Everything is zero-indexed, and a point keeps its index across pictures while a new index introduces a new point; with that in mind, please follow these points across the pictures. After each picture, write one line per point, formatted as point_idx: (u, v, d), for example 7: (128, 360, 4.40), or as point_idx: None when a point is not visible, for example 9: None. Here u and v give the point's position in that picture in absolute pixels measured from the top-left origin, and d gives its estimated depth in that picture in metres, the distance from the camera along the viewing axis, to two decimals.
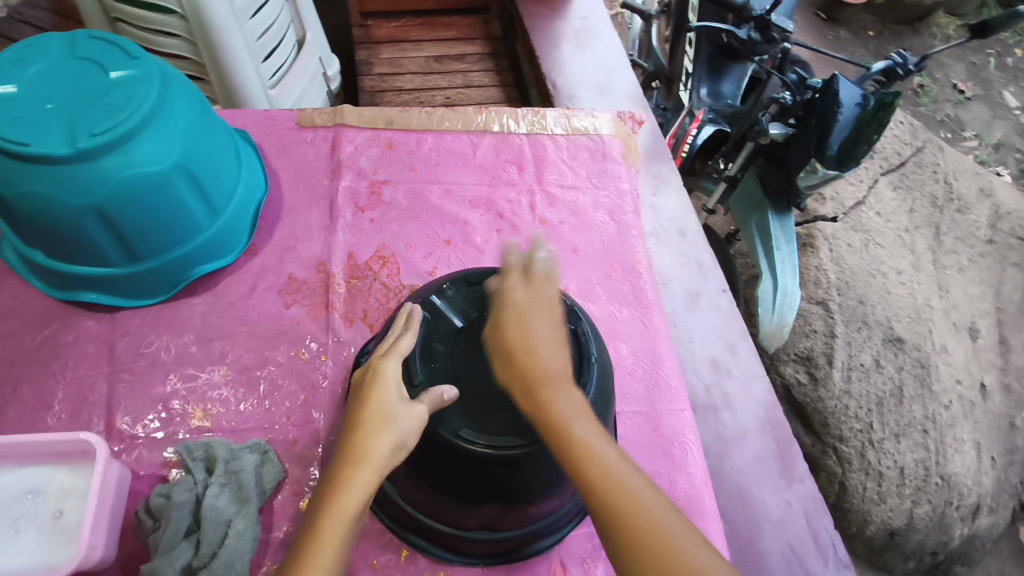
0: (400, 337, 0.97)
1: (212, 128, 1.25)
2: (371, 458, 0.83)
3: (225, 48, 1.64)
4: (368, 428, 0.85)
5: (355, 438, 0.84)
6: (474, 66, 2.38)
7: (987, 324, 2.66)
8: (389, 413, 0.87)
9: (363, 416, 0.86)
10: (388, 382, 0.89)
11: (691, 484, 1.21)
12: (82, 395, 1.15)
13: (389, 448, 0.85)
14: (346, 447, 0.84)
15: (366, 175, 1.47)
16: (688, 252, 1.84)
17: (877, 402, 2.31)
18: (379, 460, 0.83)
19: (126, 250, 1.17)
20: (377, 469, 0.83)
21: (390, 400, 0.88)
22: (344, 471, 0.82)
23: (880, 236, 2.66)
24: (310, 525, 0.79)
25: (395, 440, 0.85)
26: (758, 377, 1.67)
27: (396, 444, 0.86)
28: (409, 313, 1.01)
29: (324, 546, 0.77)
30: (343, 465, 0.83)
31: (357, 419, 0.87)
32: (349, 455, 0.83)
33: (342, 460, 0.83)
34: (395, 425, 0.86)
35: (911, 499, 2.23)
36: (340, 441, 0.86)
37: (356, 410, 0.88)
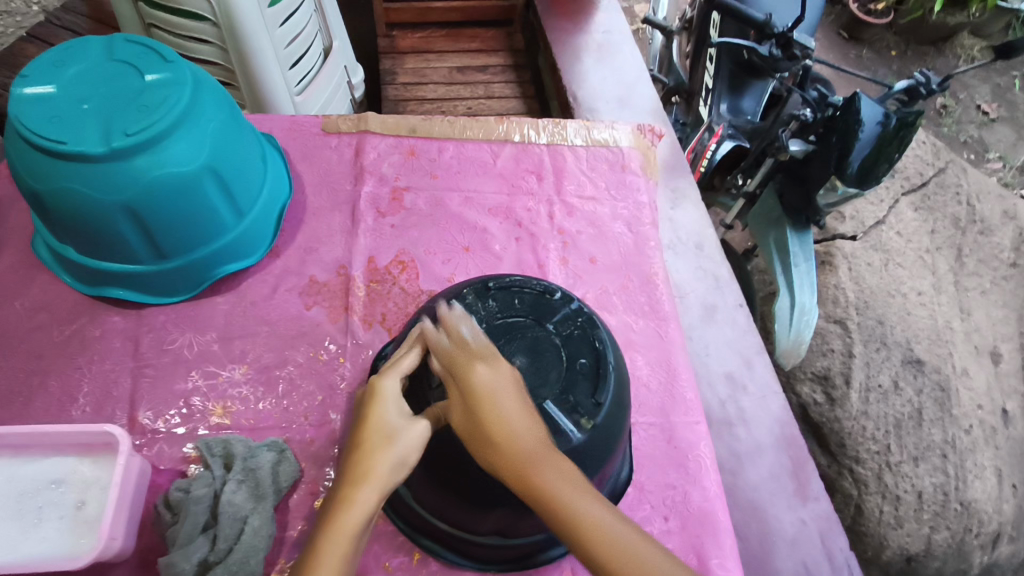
0: (404, 355, 0.99)
1: (240, 131, 1.28)
2: (373, 476, 0.84)
3: (255, 55, 1.68)
4: (370, 447, 0.87)
5: (358, 457, 0.86)
6: (496, 77, 2.42)
7: (1010, 348, 2.61)
8: (390, 431, 0.89)
9: (364, 436, 0.88)
10: (389, 403, 0.92)
11: (705, 498, 1.20)
12: (106, 389, 1.18)
13: (390, 466, 0.86)
14: (349, 467, 0.86)
15: (388, 182, 1.49)
16: (705, 266, 1.84)
17: (895, 424, 2.28)
18: (380, 478, 0.85)
19: (153, 247, 1.20)
20: (379, 486, 0.84)
21: (391, 420, 0.90)
22: (347, 489, 0.83)
23: (901, 256, 2.64)
24: (313, 542, 0.80)
25: (396, 457, 0.87)
26: (774, 394, 1.66)
27: (397, 462, 0.87)
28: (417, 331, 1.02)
29: (326, 562, 0.77)
30: (346, 484, 0.84)
31: (359, 438, 0.89)
32: (352, 474, 0.85)
33: (345, 480, 0.85)
34: (396, 443, 0.88)
35: (929, 524, 2.16)
36: (342, 463, 0.88)
37: (358, 430, 0.90)
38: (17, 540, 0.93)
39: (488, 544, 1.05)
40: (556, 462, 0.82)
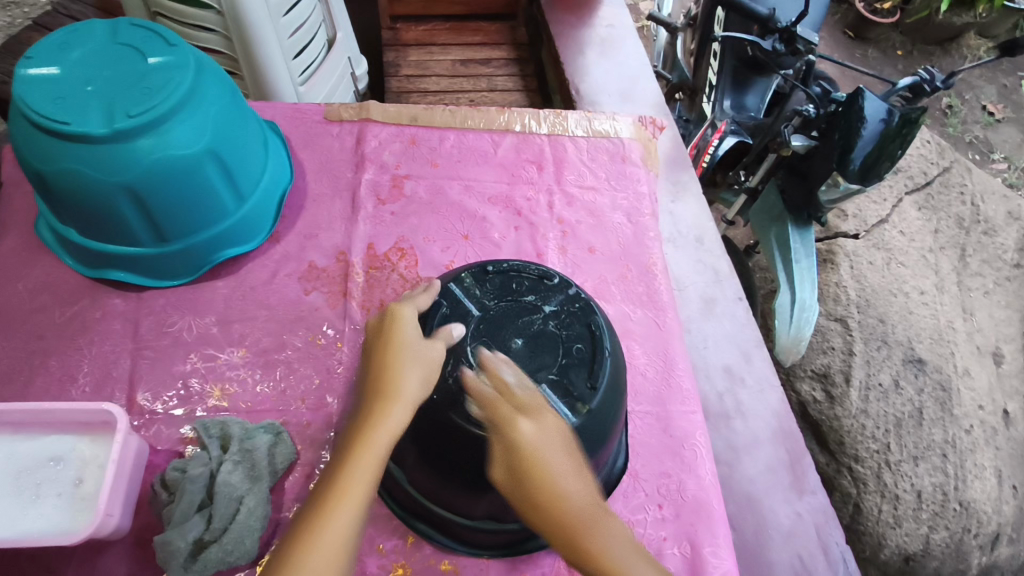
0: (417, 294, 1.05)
1: (241, 116, 1.28)
2: (404, 391, 0.88)
3: (259, 44, 1.69)
4: (396, 364, 0.90)
5: (386, 375, 0.89)
6: (499, 70, 2.42)
7: (1012, 349, 2.61)
8: (413, 348, 0.92)
9: (391, 356, 0.91)
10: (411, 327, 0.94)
11: (700, 486, 1.20)
12: (106, 370, 1.19)
13: (418, 383, 0.90)
14: (378, 383, 0.89)
15: (389, 170, 1.50)
16: (705, 260, 1.84)
17: (895, 423, 2.28)
18: (410, 394, 0.88)
19: (154, 230, 1.21)
20: (411, 400, 0.88)
21: (416, 342, 0.93)
22: (377, 405, 0.87)
23: (903, 255, 2.63)
24: (348, 450, 0.85)
25: (423, 372, 0.90)
26: (771, 387, 1.66)
27: (424, 377, 0.90)
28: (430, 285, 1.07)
29: (362, 467, 0.83)
30: (376, 399, 0.88)
31: (386, 357, 0.91)
32: (382, 390, 0.88)
33: (375, 395, 0.88)
34: (422, 365, 0.91)
35: (928, 524, 2.15)
36: (370, 377, 0.92)
37: (383, 350, 0.93)
38: (15, 516, 0.94)
39: (481, 527, 1.05)
40: (606, 526, 0.87)
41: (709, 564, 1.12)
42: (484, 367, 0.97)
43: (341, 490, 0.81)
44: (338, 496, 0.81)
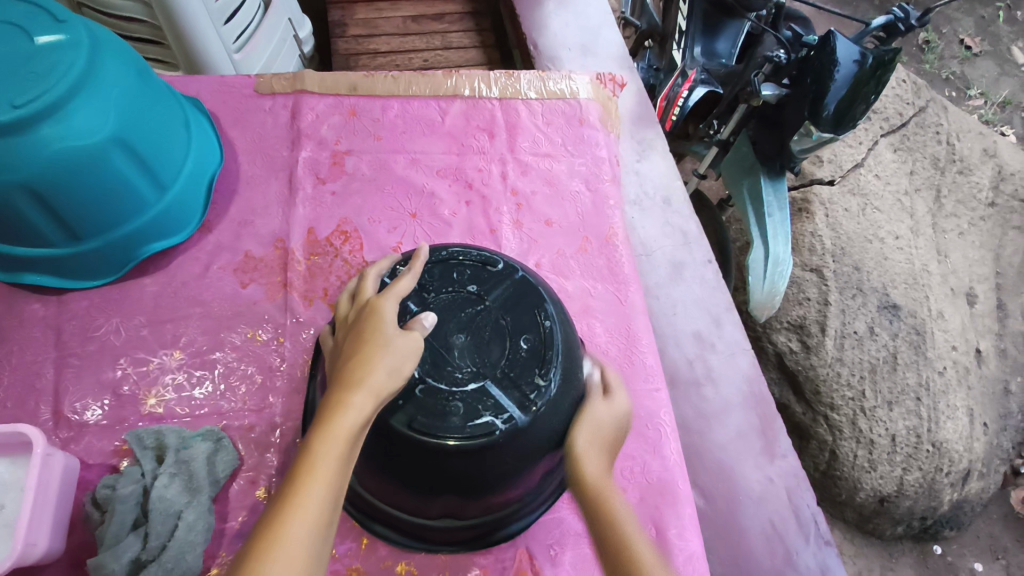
0: (398, 277, 0.89)
1: (153, 96, 1.15)
2: (369, 379, 0.75)
3: (182, 11, 1.53)
4: (363, 353, 0.78)
5: (351, 365, 0.77)
6: (454, 26, 2.25)
7: (985, 289, 2.61)
8: (385, 338, 0.80)
9: (359, 343, 0.80)
10: (385, 314, 0.83)
11: (665, 467, 1.16)
12: (27, 382, 1.11)
13: (387, 371, 0.77)
14: (342, 372, 0.77)
15: (328, 145, 1.38)
16: (673, 222, 1.77)
17: (870, 370, 2.27)
18: (377, 384, 0.75)
19: (64, 229, 1.10)
20: (376, 391, 0.75)
21: (389, 328, 0.81)
22: (337, 394, 0.74)
23: (878, 200, 2.56)
24: (305, 447, 0.70)
25: (392, 363, 0.78)
26: (742, 351, 1.62)
27: (394, 368, 0.78)
28: (416, 254, 0.93)
29: (321, 464, 0.68)
30: (337, 389, 0.75)
31: (355, 347, 0.80)
32: (344, 378, 0.76)
33: (336, 386, 0.76)
34: (394, 354, 0.79)
35: (902, 466, 2.22)
36: (335, 369, 0.79)
37: (352, 341, 0.81)
38: None
39: (442, 525, 1.01)
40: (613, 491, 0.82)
41: (673, 547, 1.09)
42: (423, 368, 0.85)
43: (295, 490, 0.66)
44: (293, 496, 0.66)
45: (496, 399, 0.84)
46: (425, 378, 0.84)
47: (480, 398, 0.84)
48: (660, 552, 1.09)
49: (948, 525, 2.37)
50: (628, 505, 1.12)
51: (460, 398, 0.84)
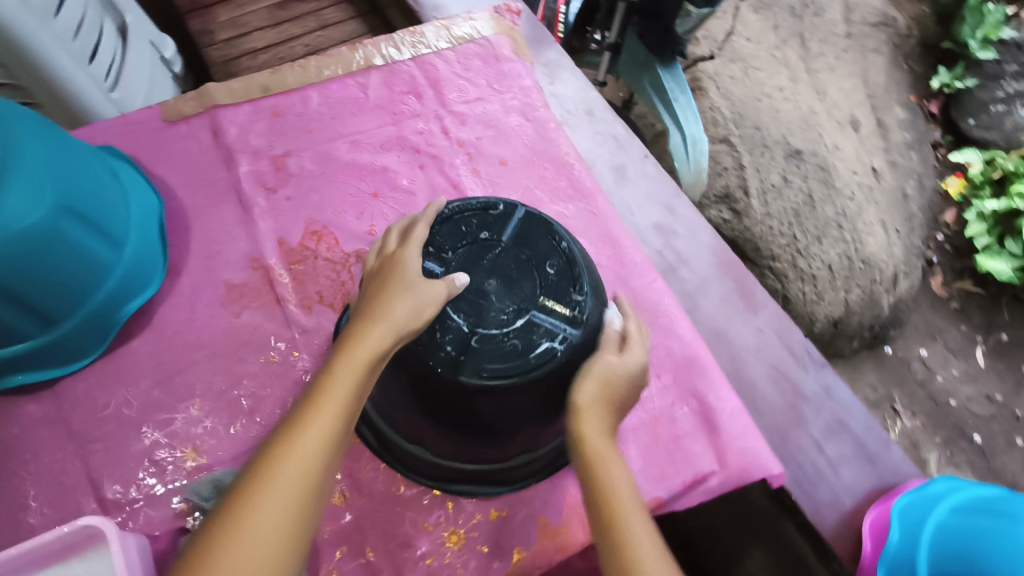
0: (414, 225, 0.95)
1: (77, 151, 1.07)
2: (390, 314, 0.81)
3: (48, 65, 1.40)
4: (386, 293, 0.84)
5: (375, 302, 0.83)
6: (322, 3, 2.16)
7: (865, 113, 2.80)
8: (407, 281, 0.85)
9: (382, 284, 0.86)
10: (408, 264, 0.88)
11: (685, 344, 1.27)
12: (57, 482, 1.06)
13: (406, 311, 0.82)
14: (365, 309, 0.83)
15: (263, 153, 1.34)
16: (602, 131, 1.82)
17: (795, 215, 2.46)
18: (396, 319, 0.81)
19: (36, 316, 1.03)
20: (396, 326, 0.80)
21: (410, 274, 0.86)
22: (360, 326, 0.80)
23: (755, 61, 2.74)
24: (326, 370, 0.77)
25: (412, 303, 0.83)
26: (701, 227, 1.72)
27: (414, 309, 0.83)
28: (428, 210, 0.98)
29: (339, 385, 0.74)
30: (360, 324, 0.81)
31: (378, 288, 0.86)
32: (367, 315, 0.82)
33: (360, 319, 0.82)
34: (414, 296, 0.84)
35: (843, 289, 2.42)
36: (359, 309, 0.85)
37: (375, 284, 0.87)
38: None
39: (520, 459, 1.09)
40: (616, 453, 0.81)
41: (717, 410, 1.20)
42: (469, 320, 0.88)
43: (315, 406, 0.73)
44: (315, 407, 0.72)
45: (545, 325, 0.90)
46: (475, 329, 0.88)
47: (530, 329, 0.89)
48: (708, 418, 1.19)
49: (892, 326, 2.60)
50: (666, 387, 1.23)
51: (514, 335, 0.88)
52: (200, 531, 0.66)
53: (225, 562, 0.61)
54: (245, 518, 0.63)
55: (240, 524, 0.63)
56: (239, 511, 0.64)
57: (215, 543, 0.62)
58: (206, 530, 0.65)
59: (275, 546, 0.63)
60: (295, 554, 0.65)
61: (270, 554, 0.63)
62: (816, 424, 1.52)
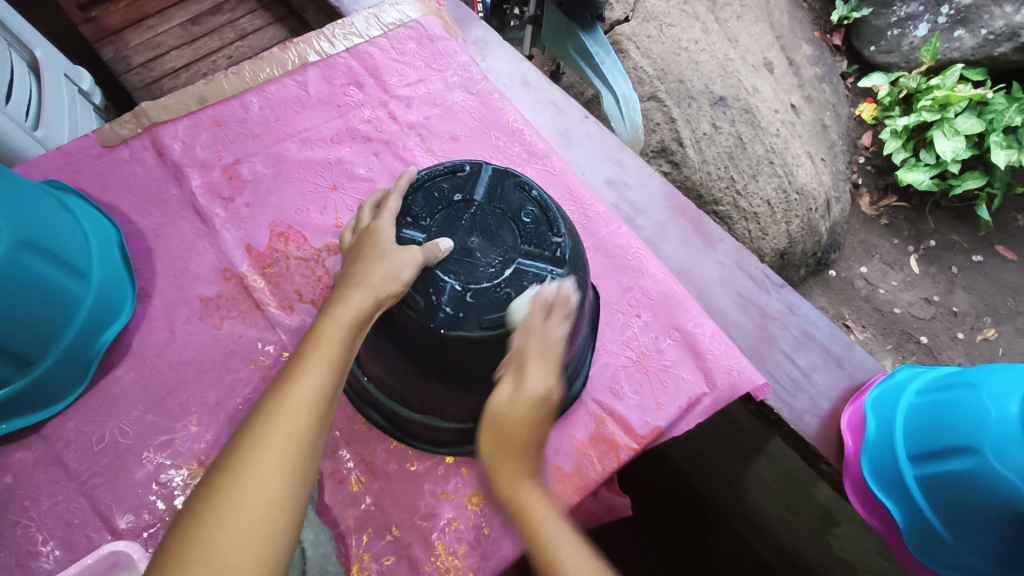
0: (387, 200, 0.98)
1: (24, 186, 1.04)
2: (368, 277, 0.85)
3: None
4: (363, 261, 0.88)
5: (353, 271, 0.88)
6: (237, 12, 2.11)
7: (775, 54, 2.95)
8: (383, 249, 0.89)
9: (360, 255, 0.90)
10: (382, 234, 0.91)
11: (658, 281, 1.33)
12: (63, 523, 1.03)
13: (385, 274, 0.86)
14: (346, 278, 0.88)
15: (213, 164, 1.32)
16: (540, 98, 1.80)
17: (729, 157, 2.56)
18: (374, 281, 0.85)
19: (11, 359, 1.00)
20: (375, 287, 0.84)
21: (384, 243, 0.90)
22: (342, 292, 0.85)
23: (668, 17, 2.81)
24: (312, 330, 0.81)
25: (388, 267, 0.87)
26: (650, 174, 1.72)
27: (391, 273, 0.86)
28: (400, 183, 1.01)
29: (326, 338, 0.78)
30: (342, 290, 0.85)
31: (356, 258, 0.90)
32: (348, 282, 0.86)
33: (342, 287, 0.86)
34: (389, 260, 0.88)
35: (784, 220, 2.55)
36: (339, 279, 0.90)
37: (353, 256, 0.91)
38: None
39: None
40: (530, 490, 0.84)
41: (698, 336, 1.26)
42: (460, 279, 0.91)
43: (306, 358, 0.76)
44: (305, 359, 0.76)
45: (533, 270, 0.94)
46: (468, 286, 0.91)
47: (520, 276, 0.93)
48: (691, 345, 1.26)
49: (832, 250, 2.75)
50: (648, 324, 1.29)
51: (506, 284, 0.92)
52: (204, 478, 0.66)
53: (238, 493, 0.63)
54: (246, 453, 0.66)
55: (247, 462, 0.65)
56: (242, 453, 0.66)
57: (222, 482, 0.64)
58: (210, 477, 0.66)
59: (281, 479, 0.65)
60: (302, 489, 0.67)
61: (281, 486, 0.65)
62: (786, 340, 1.53)
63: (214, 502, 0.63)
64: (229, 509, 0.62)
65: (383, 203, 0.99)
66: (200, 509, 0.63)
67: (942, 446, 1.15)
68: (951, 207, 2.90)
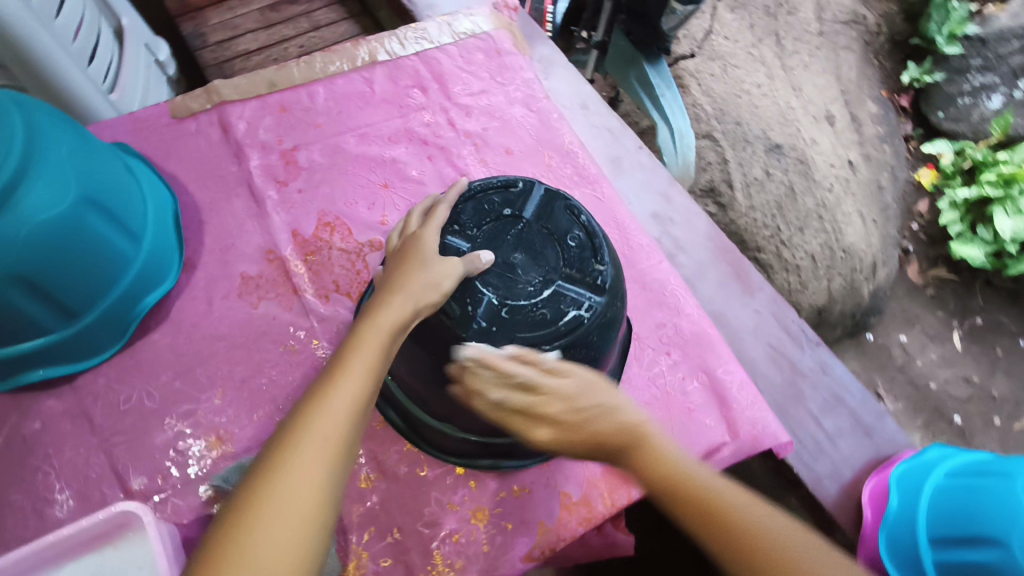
0: (435, 208, 0.99)
1: (96, 146, 1.08)
2: (409, 285, 0.86)
3: (55, 73, 1.38)
4: (405, 267, 0.89)
5: (395, 275, 0.89)
6: (314, 4, 2.17)
7: (839, 108, 2.87)
8: (425, 256, 0.90)
9: (402, 261, 0.91)
10: (426, 243, 0.92)
11: (693, 322, 1.31)
12: (82, 475, 1.06)
13: (426, 283, 0.87)
14: (388, 282, 0.89)
15: (273, 147, 1.36)
16: (597, 123, 1.80)
17: (778, 206, 2.52)
18: (415, 288, 0.86)
19: (59, 309, 1.03)
20: (415, 295, 0.86)
21: (427, 253, 0.91)
22: (382, 297, 0.86)
23: (734, 58, 2.82)
24: (353, 333, 0.83)
25: (430, 275, 0.88)
26: (696, 213, 1.70)
27: (432, 282, 0.87)
28: (448, 193, 1.02)
29: (366, 340, 0.80)
30: (382, 294, 0.87)
31: (398, 263, 0.91)
32: (390, 286, 0.87)
33: (383, 291, 0.88)
34: (432, 269, 0.89)
35: (826, 277, 2.50)
36: (381, 283, 0.91)
37: (396, 262, 0.92)
38: None
39: None
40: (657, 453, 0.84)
41: (726, 383, 1.24)
42: (499, 293, 0.91)
43: (348, 358, 0.78)
44: (348, 361, 0.78)
45: (571, 295, 0.93)
46: (505, 302, 0.91)
47: (557, 299, 0.92)
48: (717, 391, 1.24)
49: (873, 313, 2.68)
50: (677, 363, 1.27)
51: (543, 305, 0.92)
52: (251, 472, 0.68)
53: (284, 489, 0.65)
54: (291, 451, 0.68)
55: (293, 457, 0.67)
56: (289, 449, 0.68)
57: (268, 477, 0.66)
58: (254, 474, 0.68)
59: (325, 475, 0.67)
60: (342, 487, 0.69)
61: (324, 483, 0.67)
62: (814, 400, 1.49)
63: (259, 495, 0.65)
64: (273, 507, 0.64)
65: (432, 210, 0.99)
66: (246, 501, 0.64)
67: (966, 533, 1.10)
68: (1001, 287, 2.83)
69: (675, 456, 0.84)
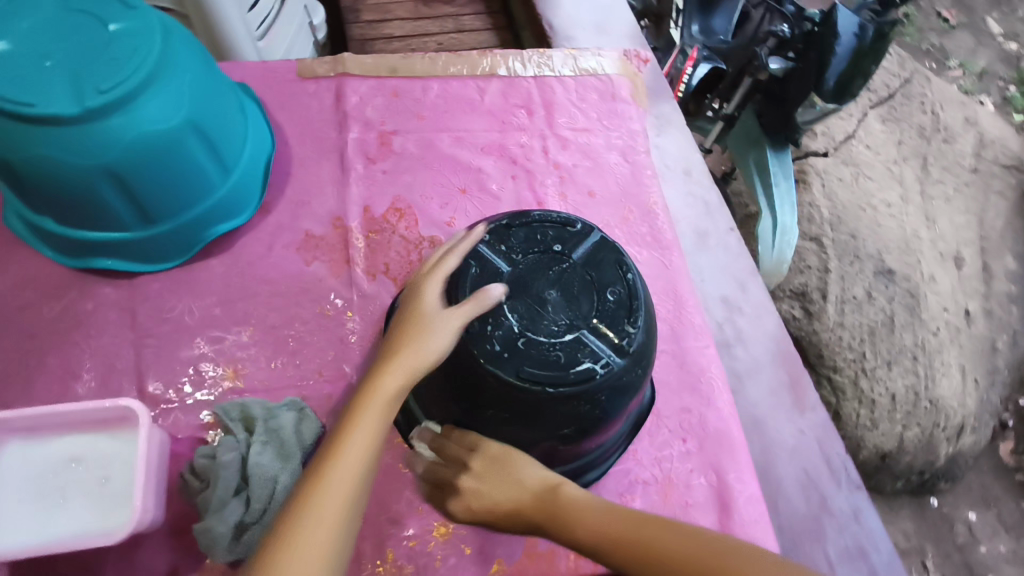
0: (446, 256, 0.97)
1: (218, 81, 1.18)
2: (414, 342, 0.86)
3: (217, 11, 1.53)
4: (410, 324, 0.89)
5: (402, 331, 0.89)
6: (465, 9, 2.28)
7: (971, 253, 2.63)
8: (431, 313, 0.89)
9: (408, 316, 0.90)
10: (430, 300, 0.91)
11: (720, 418, 1.23)
12: (109, 363, 1.14)
13: (430, 342, 0.87)
14: (393, 338, 0.89)
15: (374, 126, 1.43)
16: (695, 193, 1.75)
17: (870, 333, 2.35)
18: (420, 347, 0.86)
19: (141, 212, 1.13)
20: (420, 354, 0.86)
21: (429, 311, 0.90)
22: (387, 355, 0.87)
23: (869, 170, 2.68)
24: (359, 393, 0.85)
25: (436, 334, 0.87)
26: (768, 312, 1.62)
27: (437, 341, 0.87)
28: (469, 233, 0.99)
29: (372, 404, 0.82)
30: (388, 352, 0.87)
31: (405, 318, 0.91)
32: (395, 344, 0.88)
33: (388, 348, 0.88)
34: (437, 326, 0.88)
35: (902, 423, 2.28)
36: (387, 336, 0.91)
37: (402, 316, 0.92)
38: (45, 518, 0.93)
39: None
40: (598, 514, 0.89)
41: (735, 491, 1.17)
42: (521, 322, 0.90)
43: (354, 425, 0.81)
44: (353, 427, 0.81)
45: (592, 347, 0.91)
46: (525, 332, 0.90)
47: (577, 346, 0.90)
48: (723, 495, 1.16)
49: (943, 478, 2.41)
50: (689, 454, 1.19)
51: (560, 347, 0.89)
52: (264, 537, 0.74)
53: (290, 561, 0.70)
54: (298, 523, 0.72)
55: (299, 530, 0.72)
56: (296, 521, 0.73)
57: (277, 547, 0.71)
58: (266, 540, 0.73)
59: (328, 547, 0.72)
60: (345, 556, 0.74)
61: (326, 555, 0.72)
62: (834, 543, 1.39)
63: (269, 563, 0.70)
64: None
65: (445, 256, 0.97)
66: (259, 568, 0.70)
67: None
68: None
69: (616, 516, 0.89)
